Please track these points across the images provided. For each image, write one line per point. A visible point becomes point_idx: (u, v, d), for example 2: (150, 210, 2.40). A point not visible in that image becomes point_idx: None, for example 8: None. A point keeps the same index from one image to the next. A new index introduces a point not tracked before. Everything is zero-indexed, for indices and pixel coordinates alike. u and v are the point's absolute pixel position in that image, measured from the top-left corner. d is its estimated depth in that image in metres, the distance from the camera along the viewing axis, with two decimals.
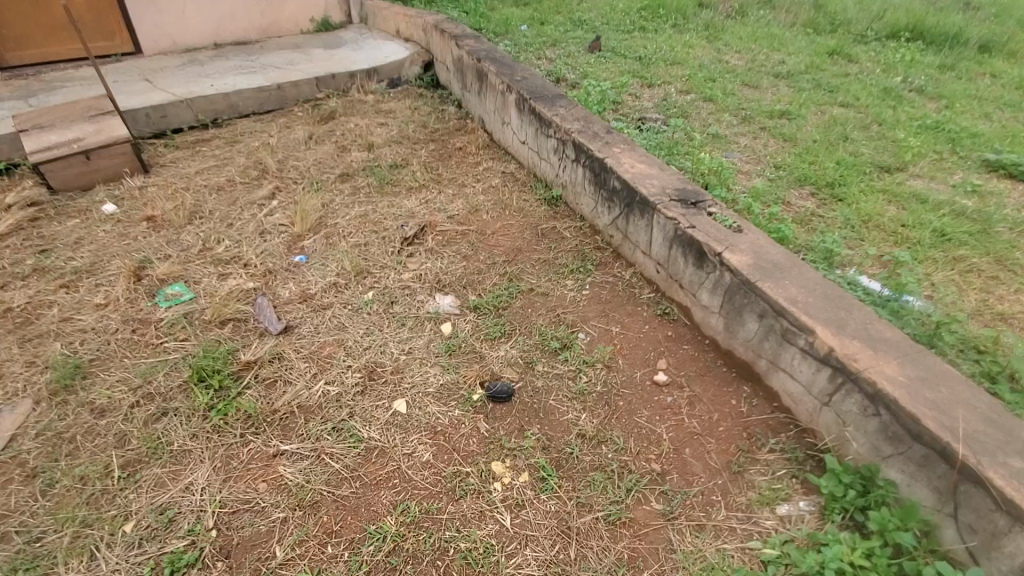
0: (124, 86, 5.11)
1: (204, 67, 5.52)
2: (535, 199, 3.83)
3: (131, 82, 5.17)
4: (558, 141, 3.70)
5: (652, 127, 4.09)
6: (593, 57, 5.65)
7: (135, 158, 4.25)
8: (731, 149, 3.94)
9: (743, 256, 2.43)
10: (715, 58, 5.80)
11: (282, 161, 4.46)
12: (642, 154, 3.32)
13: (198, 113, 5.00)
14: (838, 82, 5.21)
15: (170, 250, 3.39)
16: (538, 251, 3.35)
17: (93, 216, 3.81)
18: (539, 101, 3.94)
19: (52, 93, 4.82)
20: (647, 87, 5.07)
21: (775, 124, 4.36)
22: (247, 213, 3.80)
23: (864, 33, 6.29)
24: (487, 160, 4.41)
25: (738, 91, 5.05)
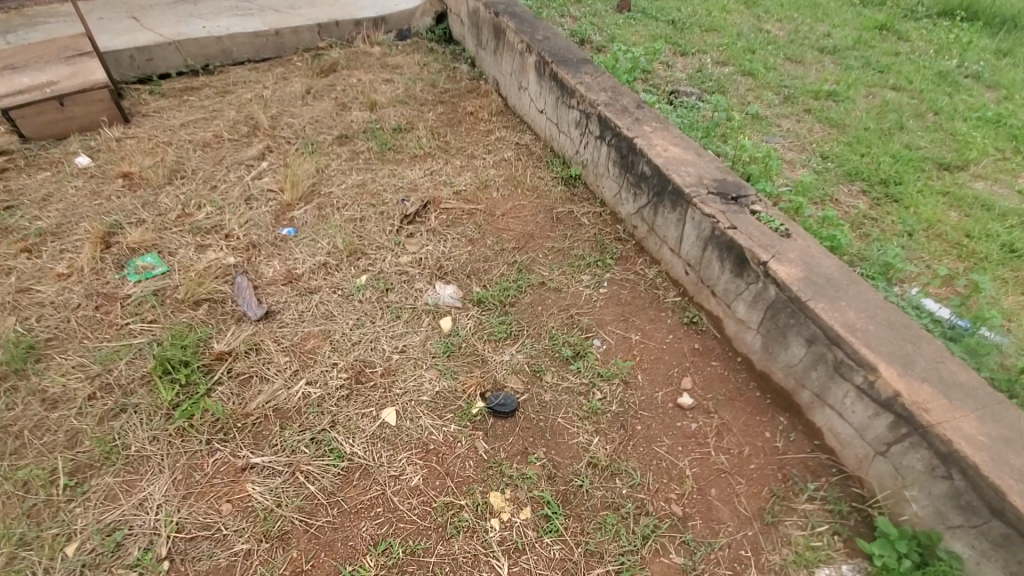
0: (107, 23, 4.65)
1: (196, 6, 5.03)
2: (551, 177, 3.46)
3: (115, 20, 4.71)
4: (581, 113, 3.30)
5: (686, 103, 3.68)
6: (621, 17, 5.14)
7: (115, 106, 3.86)
8: (772, 133, 3.54)
9: (792, 268, 2.10)
10: (754, 27, 5.27)
11: (275, 117, 4.07)
12: (677, 135, 2.93)
13: (188, 57, 4.56)
14: (889, 61, 4.72)
15: (145, 214, 3.06)
16: (552, 239, 3.01)
17: (65, 169, 3.46)
18: (562, 66, 3.51)
19: (30, 28, 4.38)
20: (680, 55, 4.60)
21: (820, 106, 3.93)
22: (233, 175, 3.45)
23: (915, 7, 5.72)
24: (500, 128, 4.00)
25: (779, 66, 4.58)
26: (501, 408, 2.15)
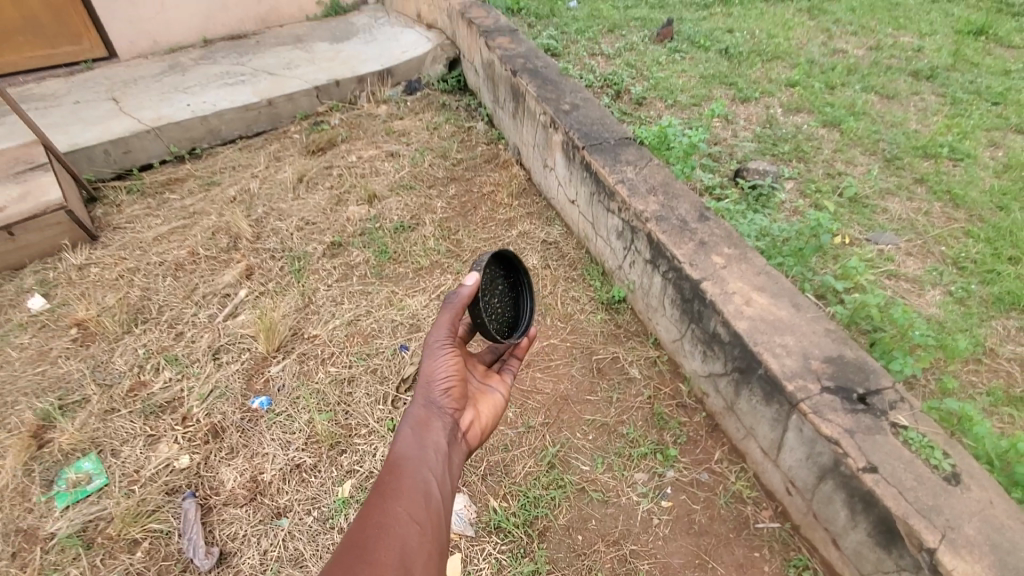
0: (82, 105, 3.88)
1: (184, 76, 4.24)
2: (588, 298, 2.68)
3: (92, 101, 3.92)
4: (624, 223, 2.43)
5: (760, 189, 2.71)
6: (664, 49, 4.23)
7: (79, 226, 3.09)
8: (879, 225, 2.62)
9: (979, 568, 1.31)
10: (826, 48, 4.34)
11: (260, 219, 3.31)
12: (760, 267, 2.05)
13: (171, 144, 3.78)
14: (1002, 88, 3.81)
15: (92, 390, 2.42)
16: (593, 406, 2.26)
17: (13, 312, 2.81)
18: (597, 152, 2.67)
19: None
20: (739, 101, 3.59)
21: (934, 170, 3.00)
22: (202, 315, 2.75)
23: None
24: (523, 218, 3.22)
25: (869, 103, 3.61)
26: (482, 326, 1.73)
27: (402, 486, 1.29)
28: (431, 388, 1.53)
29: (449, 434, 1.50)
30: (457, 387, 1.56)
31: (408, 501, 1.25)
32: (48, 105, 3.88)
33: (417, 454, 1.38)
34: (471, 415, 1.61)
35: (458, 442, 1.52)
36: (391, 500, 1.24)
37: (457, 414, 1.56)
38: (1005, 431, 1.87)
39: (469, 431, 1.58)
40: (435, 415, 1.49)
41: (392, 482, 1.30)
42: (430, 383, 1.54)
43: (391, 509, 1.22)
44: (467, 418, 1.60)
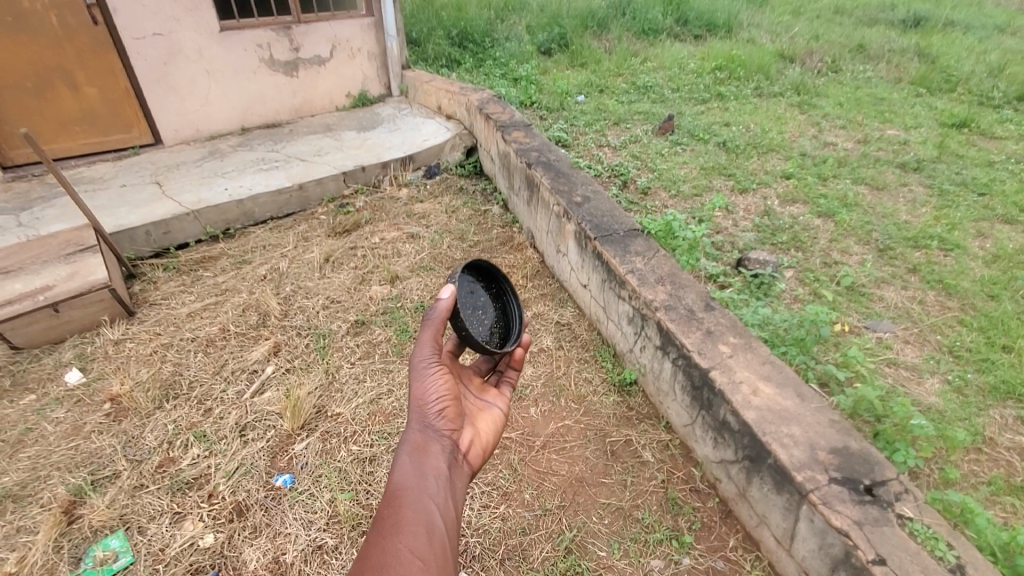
0: (129, 189, 4.19)
1: (223, 161, 4.60)
2: (600, 379, 2.80)
3: (137, 184, 4.24)
4: (635, 310, 2.59)
5: (761, 277, 2.89)
6: (666, 142, 4.58)
7: (119, 303, 3.28)
8: (876, 313, 2.77)
9: None
10: (818, 141, 4.68)
11: (288, 297, 3.50)
12: (765, 357, 2.18)
13: (208, 225, 4.04)
14: (986, 179, 4.06)
15: (123, 466, 2.52)
16: (608, 489, 2.33)
17: (51, 386, 2.94)
18: (607, 243, 2.87)
19: (48, 202, 3.97)
20: (738, 192, 3.86)
21: (925, 259, 3.17)
22: (230, 391, 2.88)
23: (1001, 115, 5.16)
24: (537, 299, 3.40)
25: (860, 195, 3.86)
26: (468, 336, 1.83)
27: (405, 515, 1.36)
28: (423, 413, 1.62)
29: (447, 455, 1.59)
30: (450, 408, 1.66)
31: (411, 530, 1.33)
32: (97, 187, 4.20)
33: (417, 481, 1.46)
34: (467, 435, 1.72)
35: (456, 463, 1.62)
36: (395, 532, 1.31)
37: (453, 436, 1.66)
38: (1009, 521, 1.92)
39: (467, 451, 1.69)
40: (431, 439, 1.58)
41: (394, 512, 1.37)
42: (423, 408, 1.62)
43: (397, 540, 1.29)
44: (466, 437, 1.71)
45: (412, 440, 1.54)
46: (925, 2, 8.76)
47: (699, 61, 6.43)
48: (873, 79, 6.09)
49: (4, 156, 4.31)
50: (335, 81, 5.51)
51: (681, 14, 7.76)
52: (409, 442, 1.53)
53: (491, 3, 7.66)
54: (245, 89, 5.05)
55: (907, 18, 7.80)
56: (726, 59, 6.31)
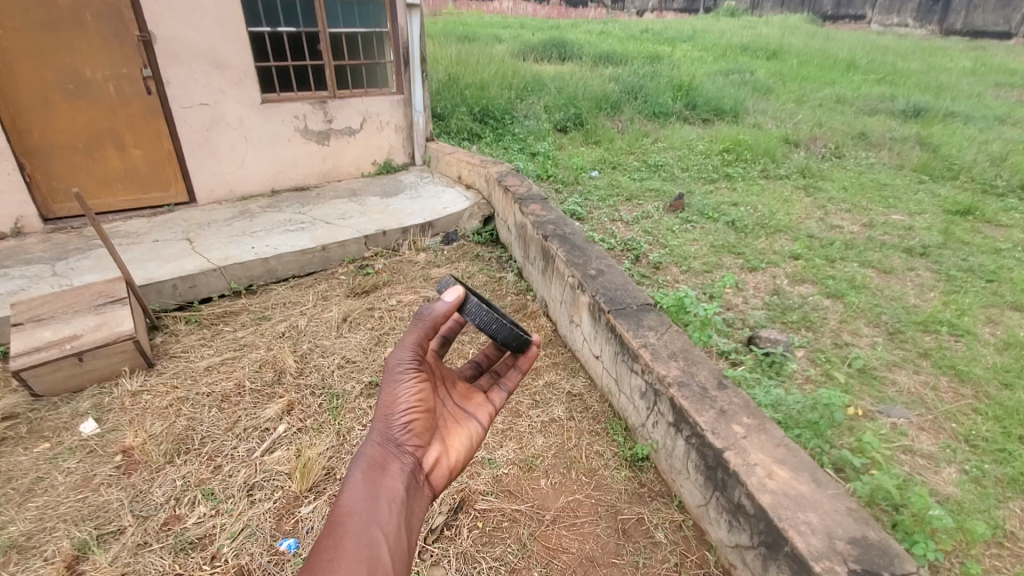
0: (160, 244, 4.37)
1: (252, 221, 4.81)
2: (612, 454, 2.78)
3: (169, 240, 4.43)
4: (647, 385, 2.62)
5: (772, 356, 2.92)
6: (677, 219, 4.75)
7: (141, 354, 3.35)
8: (889, 398, 2.77)
9: None
10: (824, 224, 4.83)
11: (305, 355, 3.56)
12: (779, 440, 2.19)
13: (232, 281, 4.17)
14: (993, 266, 4.14)
15: (128, 521, 2.50)
16: (619, 570, 2.26)
17: (66, 436, 2.97)
18: (621, 317, 2.94)
19: (83, 255, 4.15)
20: (748, 270, 3.96)
21: (936, 345, 3.19)
22: (241, 448, 2.89)
23: (1003, 204, 5.32)
24: (549, 367, 3.44)
25: (868, 277, 3.95)
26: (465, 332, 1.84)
27: (352, 533, 1.38)
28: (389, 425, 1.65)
29: (405, 474, 1.62)
30: (416, 421, 1.69)
31: (355, 551, 1.34)
32: (130, 241, 4.39)
33: (371, 500, 1.48)
34: (433, 453, 1.74)
35: (416, 483, 1.63)
36: (337, 549, 1.33)
37: (416, 454, 1.68)
38: None
39: (431, 471, 1.70)
40: (391, 455, 1.61)
41: (340, 528, 1.39)
42: (390, 420, 1.65)
43: (338, 558, 1.31)
44: (431, 455, 1.73)
45: (373, 449, 1.58)
46: (923, 95, 9.24)
47: (708, 143, 6.77)
48: (875, 166, 6.34)
49: (48, 209, 4.56)
50: (363, 150, 5.83)
51: (690, 100, 8.24)
52: (369, 455, 1.57)
53: (512, 83, 8.19)
54: (279, 154, 5.36)
55: (907, 109, 8.21)
56: (733, 142, 6.63)
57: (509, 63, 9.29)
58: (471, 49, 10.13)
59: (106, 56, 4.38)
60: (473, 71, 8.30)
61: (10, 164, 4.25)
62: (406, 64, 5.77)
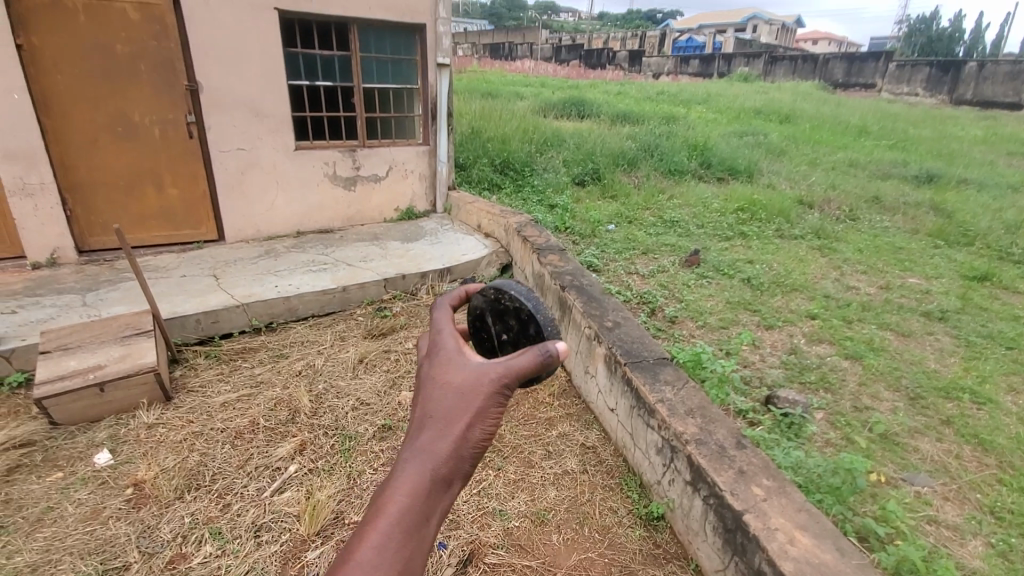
0: (187, 279, 4.49)
1: (276, 261, 4.94)
2: (626, 511, 2.72)
3: (196, 275, 4.56)
4: (663, 440, 2.60)
5: (791, 417, 2.89)
6: (693, 274, 4.80)
7: (160, 387, 3.40)
8: (912, 465, 2.71)
9: None
10: (840, 284, 4.85)
11: (320, 395, 3.58)
12: (799, 504, 2.14)
13: (253, 317, 4.26)
14: (1014, 333, 4.10)
15: (134, 558, 2.47)
16: None
17: (80, 466, 2.98)
18: (637, 370, 2.95)
19: (112, 287, 4.28)
20: (764, 327, 3.97)
21: (958, 412, 3.13)
22: (251, 487, 2.87)
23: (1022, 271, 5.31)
24: (563, 418, 3.41)
25: (886, 340, 3.92)
26: (518, 342, 1.23)
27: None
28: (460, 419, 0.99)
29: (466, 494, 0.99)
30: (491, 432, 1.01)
31: None
32: (159, 275, 4.52)
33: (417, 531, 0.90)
34: None
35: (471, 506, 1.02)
36: None
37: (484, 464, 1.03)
38: None
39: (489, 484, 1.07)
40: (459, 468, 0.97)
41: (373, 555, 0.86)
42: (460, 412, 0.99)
43: None
44: None
45: (429, 472, 0.94)
46: (936, 161, 9.38)
47: (723, 201, 6.89)
48: (890, 229, 6.40)
49: (83, 242, 4.73)
50: (387, 196, 6.04)
51: (705, 159, 8.47)
52: (424, 478, 0.93)
53: (532, 138, 8.50)
54: (307, 198, 5.57)
55: (919, 175, 8.33)
56: (748, 201, 6.76)
57: (529, 118, 9.67)
58: (494, 105, 10.59)
59: (154, 102, 4.66)
60: (495, 125, 8.65)
61: (53, 198, 4.47)
62: (433, 118, 6.05)
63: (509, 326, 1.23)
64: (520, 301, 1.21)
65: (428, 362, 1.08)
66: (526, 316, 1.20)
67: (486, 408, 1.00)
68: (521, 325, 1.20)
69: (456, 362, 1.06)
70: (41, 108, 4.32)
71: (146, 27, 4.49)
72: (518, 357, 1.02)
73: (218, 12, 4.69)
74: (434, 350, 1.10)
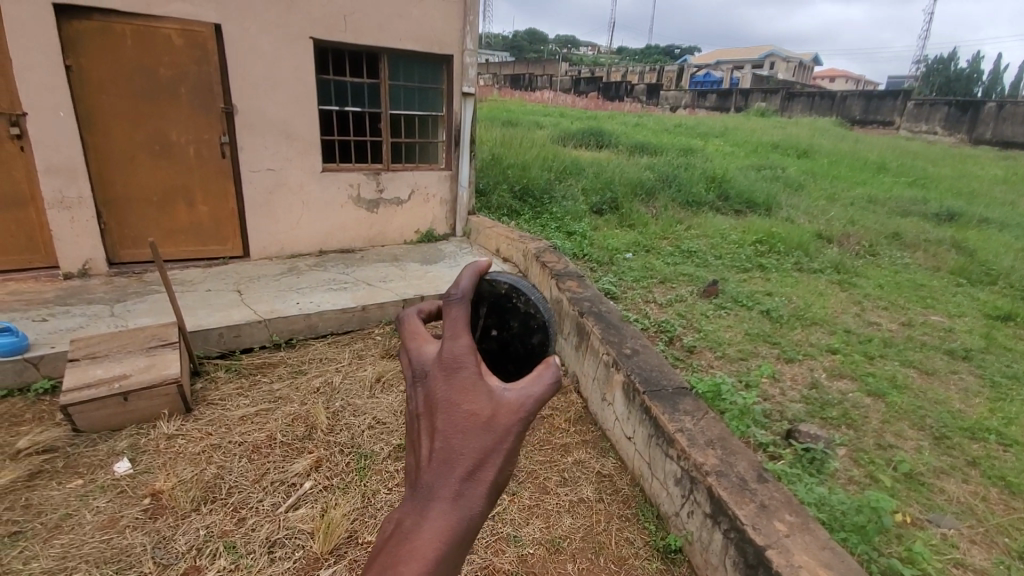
0: (212, 294, 4.58)
1: (298, 279, 5.03)
2: (642, 543, 2.67)
3: (220, 290, 4.66)
4: (683, 471, 2.57)
5: (813, 452, 2.84)
6: (711, 304, 4.79)
7: (181, 399, 3.45)
8: (938, 506, 2.63)
9: None
10: (860, 320, 4.80)
11: (336, 413, 3.60)
12: (823, 541, 2.09)
13: (274, 333, 4.31)
14: None
15: (149, 568, 2.48)
16: None
17: (99, 475, 3.01)
18: (656, 398, 2.93)
19: (139, 299, 4.39)
20: (784, 360, 3.93)
21: (985, 453, 3.06)
22: (266, 502, 2.87)
23: None
24: (579, 445, 3.39)
25: (909, 377, 3.86)
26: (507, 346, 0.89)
27: None
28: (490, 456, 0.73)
29: None
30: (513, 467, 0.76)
31: None
32: (185, 289, 4.63)
33: None
34: None
35: None
36: None
37: None
38: None
39: None
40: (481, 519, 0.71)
41: None
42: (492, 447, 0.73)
43: None
44: None
45: (454, 535, 0.68)
46: (956, 200, 9.33)
47: (741, 233, 6.90)
48: (910, 266, 6.34)
49: (114, 254, 4.88)
50: (408, 218, 6.15)
51: (723, 191, 8.52)
52: (446, 543, 0.67)
53: (551, 166, 8.63)
54: (330, 218, 5.69)
55: (940, 213, 8.27)
56: (766, 233, 6.76)
57: (549, 147, 9.84)
58: (514, 134, 10.81)
59: (190, 122, 4.84)
60: (515, 152, 8.81)
61: (89, 212, 4.63)
62: (457, 144, 6.19)
63: (506, 325, 0.90)
64: (534, 307, 0.93)
65: (439, 380, 0.76)
66: (536, 323, 0.91)
67: (520, 445, 0.75)
68: (525, 329, 0.89)
69: (480, 384, 0.76)
70: (84, 126, 4.51)
71: (188, 52, 4.70)
72: (551, 382, 0.79)
73: (257, 39, 4.90)
74: (446, 361, 0.77)
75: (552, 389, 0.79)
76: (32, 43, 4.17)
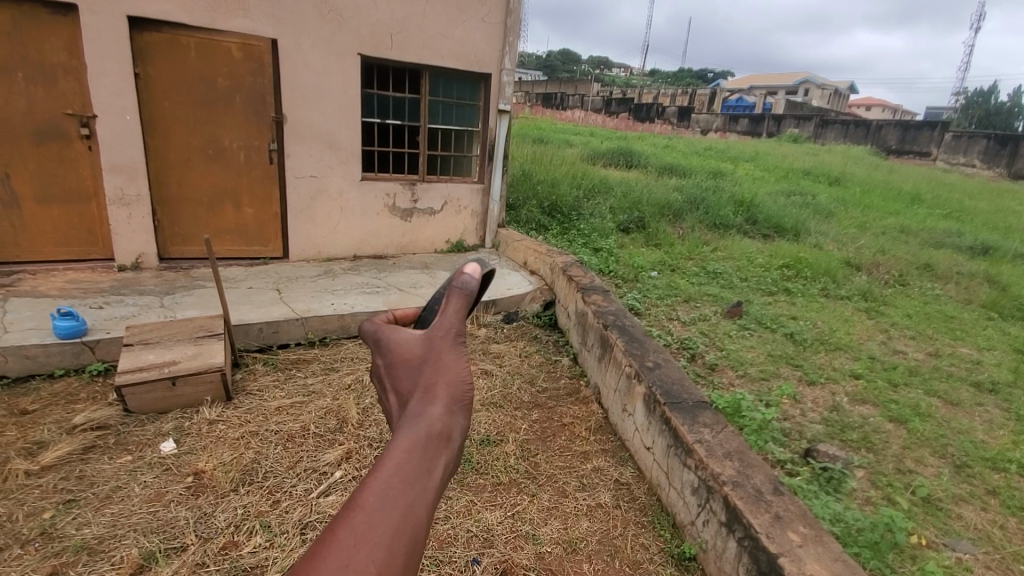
0: (253, 292, 4.82)
1: (333, 281, 5.25)
2: (657, 550, 2.74)
3: (261, 288, 4.91)
4: (700, 481, 2.64)
5: (830, 472, 2.88)
6: (734, 325, 4.85)
7: (223, 387, 3.66)
8: (954, 531, 2.65)
9: None
10: (886, 348, 4.79)
11: (366, 409, 3.76)
12: (835, 552, 2.14)
13: (310, 331, 4.53)
14: None
15: (191, 540, 2.66)
16: None
17: (147, 453, 3.22)
18: (676, 410, 3.02)
19: (188, 293, 4.66)
20: (806, 382, 3.97)
21: (1006, 483, 3.05)
22: (299, 487, 3.04)
23: None
24: (598, 453, 3.48)
25: (934, 407, 3.84)
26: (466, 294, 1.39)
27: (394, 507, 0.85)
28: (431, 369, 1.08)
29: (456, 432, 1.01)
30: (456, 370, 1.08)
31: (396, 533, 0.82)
32: (229, 285, 4.89)
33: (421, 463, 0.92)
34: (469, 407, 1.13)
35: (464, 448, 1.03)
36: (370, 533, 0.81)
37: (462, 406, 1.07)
38: None
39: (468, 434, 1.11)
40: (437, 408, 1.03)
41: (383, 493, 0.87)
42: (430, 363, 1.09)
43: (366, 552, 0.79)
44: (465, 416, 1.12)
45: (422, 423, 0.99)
46: (993, 234, 9.18)
47: (767, 257, 6.92)
48: (940, 297, 6.28)
49: (165, 250, 5.19)
50: (439, 228, 6.37)
51: (751, 215, 8.57)
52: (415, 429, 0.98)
53: (581, 184, 8.81)
54: (366, 224, 5.93)
55: (974, 247, 8.15)
56: (794, 259, 6.77)
57: (579, 166, 10.01)
58: (545, 151, 11.04)
59: (242, 129, 5.15)
60: (546, 169, 9.00)
61: (146, 209, 4.95)
62: (490, 158, 6.41)
63: None
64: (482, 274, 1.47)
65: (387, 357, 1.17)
66: None
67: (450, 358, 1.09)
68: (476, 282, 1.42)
69: (409, 340, 1.15)
70: (146, 129, 4.85)
71: (245, 64, 5.03)
72: (454, 302, 1.13)
73: (309, 54, 5.21)
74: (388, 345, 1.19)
75: (458, 306, 1.14)
76: (107, 52, 4.53)
